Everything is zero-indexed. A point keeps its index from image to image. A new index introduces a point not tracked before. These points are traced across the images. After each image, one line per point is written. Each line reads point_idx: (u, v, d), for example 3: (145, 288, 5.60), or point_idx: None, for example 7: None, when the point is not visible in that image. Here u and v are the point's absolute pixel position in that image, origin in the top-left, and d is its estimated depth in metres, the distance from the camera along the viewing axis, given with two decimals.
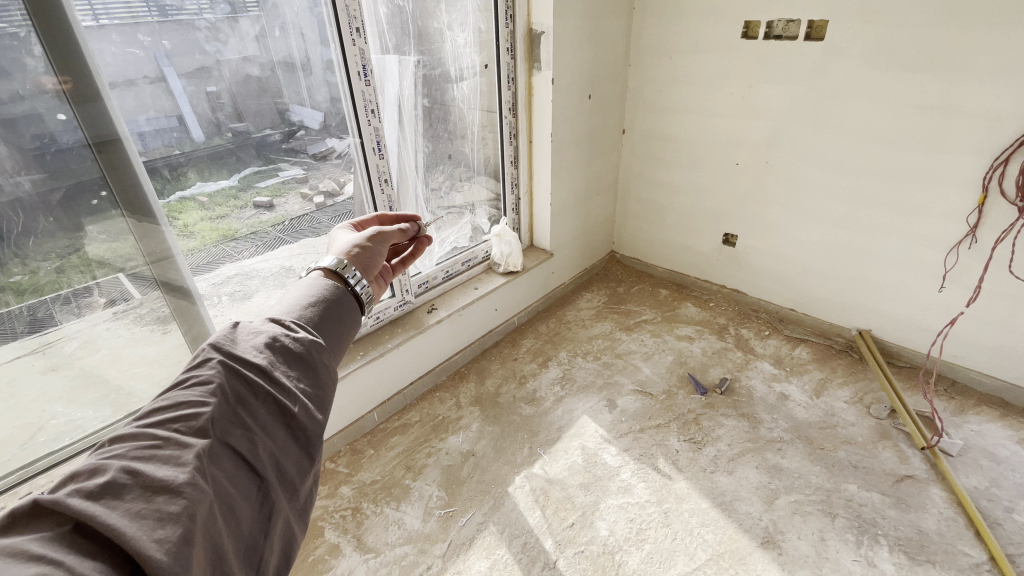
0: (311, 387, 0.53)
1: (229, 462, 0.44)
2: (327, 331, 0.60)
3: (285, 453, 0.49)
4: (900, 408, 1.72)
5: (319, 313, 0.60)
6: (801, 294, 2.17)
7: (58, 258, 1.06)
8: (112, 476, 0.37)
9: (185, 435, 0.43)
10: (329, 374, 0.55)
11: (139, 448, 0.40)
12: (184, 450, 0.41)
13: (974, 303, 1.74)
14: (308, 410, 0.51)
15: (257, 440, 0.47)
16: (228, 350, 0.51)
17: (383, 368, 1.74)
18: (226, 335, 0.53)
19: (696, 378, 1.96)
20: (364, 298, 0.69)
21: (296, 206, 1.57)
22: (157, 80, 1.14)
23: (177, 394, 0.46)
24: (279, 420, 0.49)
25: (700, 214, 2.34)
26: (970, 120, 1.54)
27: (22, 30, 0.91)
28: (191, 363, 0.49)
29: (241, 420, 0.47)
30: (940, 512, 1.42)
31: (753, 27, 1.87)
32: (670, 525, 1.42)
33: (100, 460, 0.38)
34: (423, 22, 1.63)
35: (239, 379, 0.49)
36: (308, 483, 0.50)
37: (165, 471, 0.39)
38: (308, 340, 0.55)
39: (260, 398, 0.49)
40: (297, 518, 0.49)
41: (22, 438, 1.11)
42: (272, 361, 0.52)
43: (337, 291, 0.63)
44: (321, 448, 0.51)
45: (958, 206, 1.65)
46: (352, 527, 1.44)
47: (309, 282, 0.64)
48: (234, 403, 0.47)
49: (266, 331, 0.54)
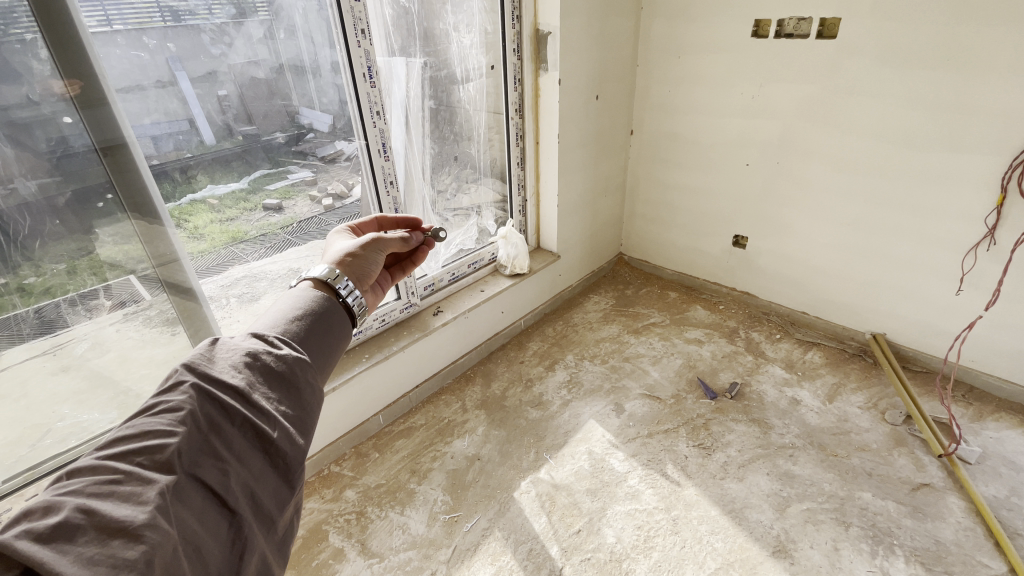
0: (292, 410, 0.51)
1: (196, 498, 0.41)
2: (313, 346, 0.58)
3: (261, 483, 0.46)
4: (916, 414, 1.67)
5: (304, 329, 0.58)
6: (814, 297, 2.13)
7: (69, 260, 1.07)
8: (66, 515, 0.35)
9: (149, 469, 0.40)
10: (313, 393, 0.53)
11: (98, 483, 0.38)
12: (146, 486, 0.39)
13: (993, 307, 1.70)
14: (288, 435, 0.49)
15: (231, 470, 0.44)
16: (204, 371, 0.48)
17: (388, 370, 1.72)
18: (203, 353, 0.50)
19: (706, 382, 1.92)
20: (356, 309, 0.67)
21: (305, 207, 1.56)
22: (168, 83, 1.15)
23: (144, 422, 0.43)
24: (255, 447, 0.47)
25: (710, 217, 2.32)
26: (985, 120, 1.52)
27: (29, 33, 0.91)
28: (162, 387, 0.46)
29: (214, 449, 0.44)
30: (958, 521, 1.38)
31: (763, 26, 1.85)
32: (679, 532, 1.39)
33: (54, 497, 0.36)
34: (428, 23, 1.63)
35: (214, 404, 0.46)
36: (286, 514, 0.48)
37: (123, 510, 0.37)
38: (292, 358, 0.53)
39: (235, 424, 0.47)
40: (274, 553, 0.46)
41: (33, 439, 1.11)
42: (251, 382, 0.49)
43: (325, 305, 0.62)
44: (301, 475, 0.49)
45: (975, 206, 1.62)
46: (356, 532, 1.42)
47: (297, 293, 0.63)
48: (207, 430, 0.45)
49: (246, 348, 0.52)
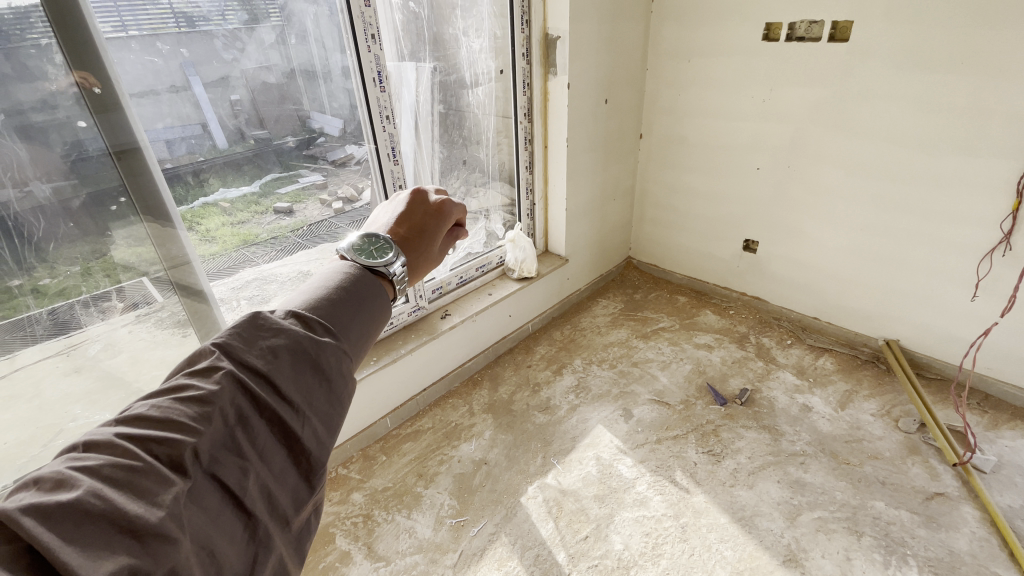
0: (322, 404, 0.46)
1: (213, 498, 0.37)
2: (352, 330, 0.52)
3: (282, 483, 0.42)
4: (930, 421, 1.64)
5: (344, 311, 0.52)
6: (826, 302, 2.11)
7: (83, 262, 1.08)
8: (78, 496, 0.32)
9: (164, 465, 0.36)
10: (346, 386, 0.48)
11: (115, 466, 0.35)
12: (163, 486, 0.35)
13: (1009, 313, 1.67)
14: (314, 434, 0.44)
15: (253, 470, 0.40)
16: (238, 354, 0.44)
17: (395, 374, 1.72)
18: (241, 328, 0.45)
19: (716, 388, 1.91)
20: (399, 287, 0.64)
21: (316, 211, 1.57)
22: (182, 88, 1.17)
23: (168, 407, 0.39)
24: (279, 442, 0.43)
25: (720, 220, 2.30)
26: (1003, 122, 1.49)
27: (44, 38, 0.92)
28: (193, 369, 0.42)
29: (237, 445, 0.40)
30: (973, 532, 1.35)
31: (775, 29, 1.84)
32: (687, 540, 1.37)
33: (68, 472, 0.33)
34: (438, 28, 1.64)
35: (244, 392, 0.42)
36: (304, 513, 0.43)
37: (136, 507, 0.33)
38: (330, 347, 0.47)
39: (264, 418, 0.42)
40: (290, 554, 0.42)
41: (45, 440, 1.09)
42: (284, 372, 0.44)
43: (365, 285, 0.55)
44: (323, 476, 0.44)
45: (991, 211, 1.59)
46: (363, 535, 1.42)
47: (345, 265, 0.57)
48: (233, 422, 0.40)
49: (286, 330, 0.46)
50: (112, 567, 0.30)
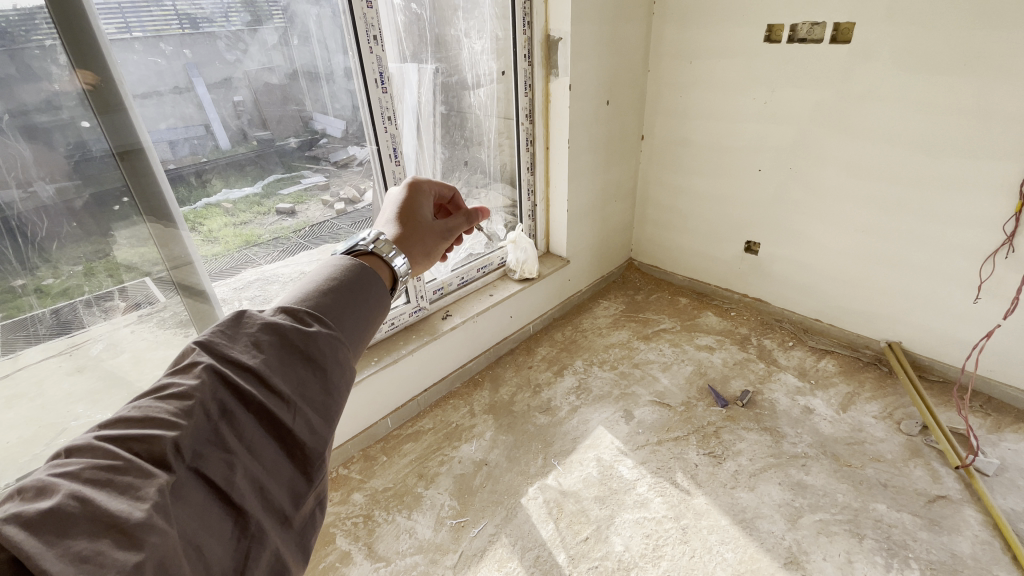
0: (316, 394, 0.45)
1: (198, 493, 0.37)
2: (348, 319, 0.52)
3: (274, 476, 0.41)
4: (933, 424, 1.63)
5: (337, 301, 0.52)
6: (827, 304, 2.10)
7: (87, 262, 1.08)
8: (58, 501, 0.32)
9: (146, 461, 0.37)
10: (341, 375, 0.48)
11: (95, 469, 0.35)
12: (145, 481, 0.35)
13: (1012, 316, 1.66)
14: (307, 424, 0.44)
15: (240, 463, 0.40)
16: (221, 351, 0.44)
17: (396, 375, 1.72)
18: (226, 327, 0.46)
19: (717, 390, 1.90)
20: (401, 278, 0.65)
21: (318, 212, 1.56)
22: (185, 89, 1.17)
23: (151, 405, 0.40)
24: (270, 435, 0.42)
25: (721, 221, 2.30)
26: (1006, 124, 1.48)
27: (49, 39, 0.93)
28: (176, 367, 0.43)
29: (222, 439, 0.40)
30: (975, 535, 1.35)
31: (776, 31, 1.84)
32: (688, 542, 1.37)
33: (49, 479, 0.33)
34: (440, 30, 1.65)
35: (228, 388, 0.42)
36: (302, 508, 0.42)
37: (118, 503, 0.33)
38: (319, 337, 0.47)
39: (250, 412, 0.42)
40: (291, 549, 0.41)
41: (47, 439, 1.09)
42: (269, 365, 0.44)
43: (359, 273, 0.55)
44: (321, 467, 0.43)
45: (992, 213, 1.59)
46: (363, 535, 1.42)
47: (339, 258, 0.57)
48: (217, 416, 0.41)
49: (270, 323, 0.47)
50: (112, 568, 0.30)
